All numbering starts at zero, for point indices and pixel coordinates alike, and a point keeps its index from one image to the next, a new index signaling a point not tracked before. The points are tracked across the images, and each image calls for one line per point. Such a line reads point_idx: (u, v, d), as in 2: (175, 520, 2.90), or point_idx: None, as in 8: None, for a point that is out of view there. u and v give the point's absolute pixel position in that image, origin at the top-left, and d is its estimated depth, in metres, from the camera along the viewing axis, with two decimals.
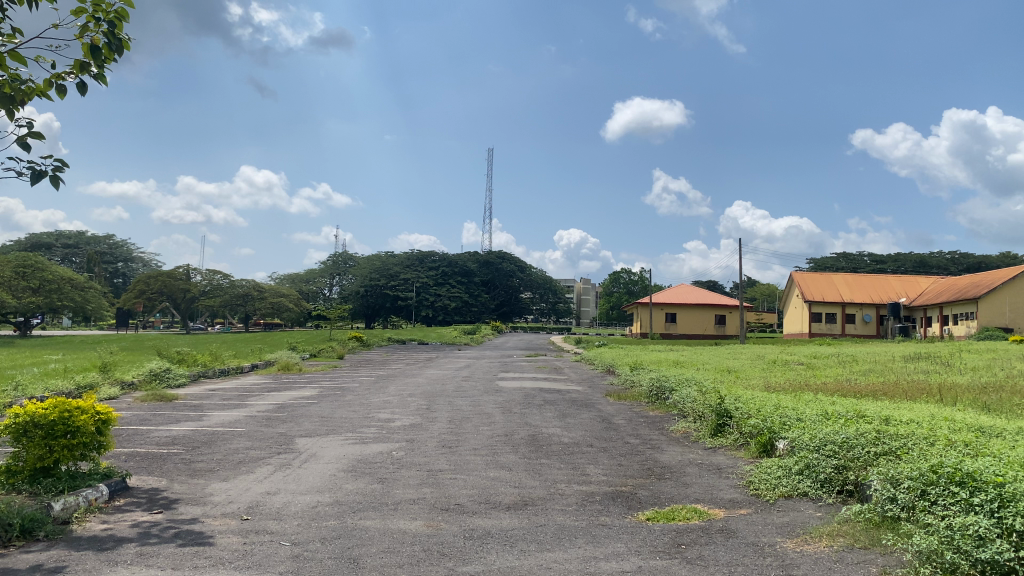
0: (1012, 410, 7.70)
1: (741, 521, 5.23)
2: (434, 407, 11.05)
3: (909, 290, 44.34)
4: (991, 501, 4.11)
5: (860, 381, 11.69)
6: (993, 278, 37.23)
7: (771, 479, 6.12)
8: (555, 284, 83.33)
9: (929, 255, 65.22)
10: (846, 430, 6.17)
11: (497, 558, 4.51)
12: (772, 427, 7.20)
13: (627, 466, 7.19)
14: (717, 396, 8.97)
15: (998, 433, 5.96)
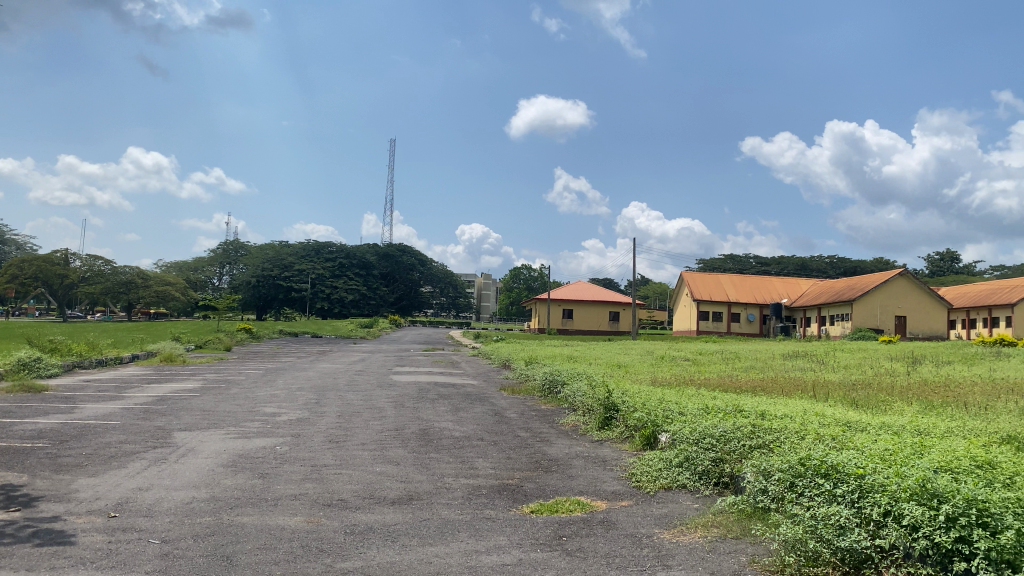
0: (878, 405, 8.17)
1: (622, 512, 5.33)
2: (323, 402, 10.83)
3: (791, 291, 46.56)
4: (852, 491, 4.35)
5: (741, 377, 12.18)
6: (866, 282, 39.50)
7: (652, 471, 6.28)
8: (454, 278, 83.36)
9: (810, 259, 68.65)
10: (724, 424, 6.39)
11: (377, 553, 4.44)
12: (656, 420, 7.39)
13: (515, 459, 7.22)
14: (606, 390, 9.15)
15: (863, 428, 6.31)
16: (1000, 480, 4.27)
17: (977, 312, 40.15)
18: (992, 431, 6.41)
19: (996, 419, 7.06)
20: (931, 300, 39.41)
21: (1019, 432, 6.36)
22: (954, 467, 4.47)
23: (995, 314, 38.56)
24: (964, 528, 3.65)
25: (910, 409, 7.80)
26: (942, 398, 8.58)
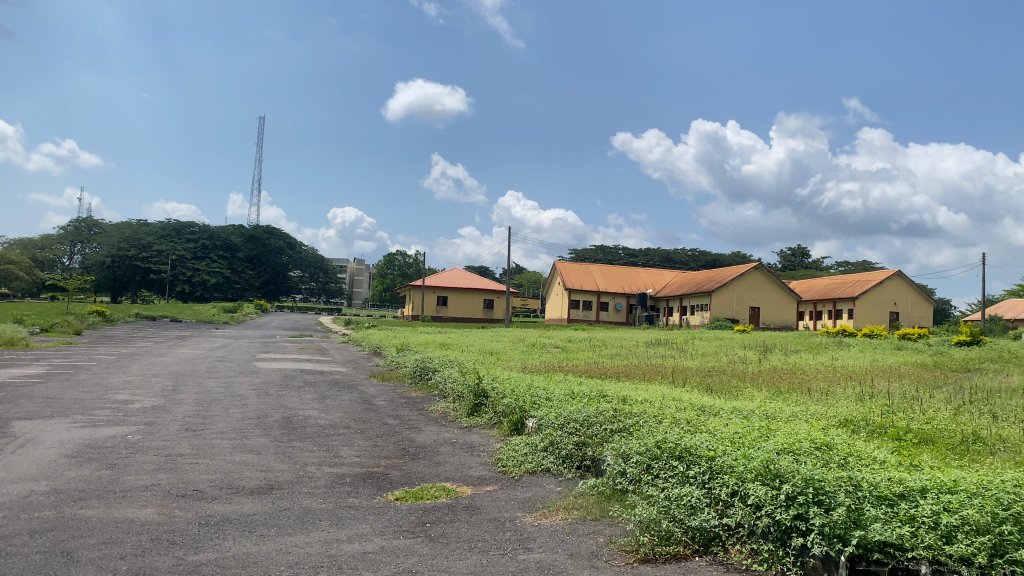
0: (731, 391, 8.63)
1: (486, 497, 5.38)
2: (180, 389, 10.35)
3: (655, 282, 48.33)
4: (703, 473, 4.57)
5: (606, 364, 12.53)
6: (724, 274, 41.44)
7: (518, 456, 6.37)
8: (325, 263, 81.62)
9: (674, 251, 71.43)
10: (587, 409, 6.58)
11: (233, 544, 4.29)
12: (524, 406, 7.50)
13: (382, 447, 7.15)
14: (476, 376, 9.21)
15: (716, 412, 6.64)
16: (835, 461, 4.60)
17: (823, 304, 42.96)
18: (832, 415, 6.91)
19: (836, 403, 7.60)
20: (783, 293, 42.11)
21: (855, 416, 6.87)
22: (796, 449, 4.77)
23: (839, 307, 41.33)
24: (802, 506, 3.90)
25: (760, 394, 8.27)
26: (788, 384, 9.14)
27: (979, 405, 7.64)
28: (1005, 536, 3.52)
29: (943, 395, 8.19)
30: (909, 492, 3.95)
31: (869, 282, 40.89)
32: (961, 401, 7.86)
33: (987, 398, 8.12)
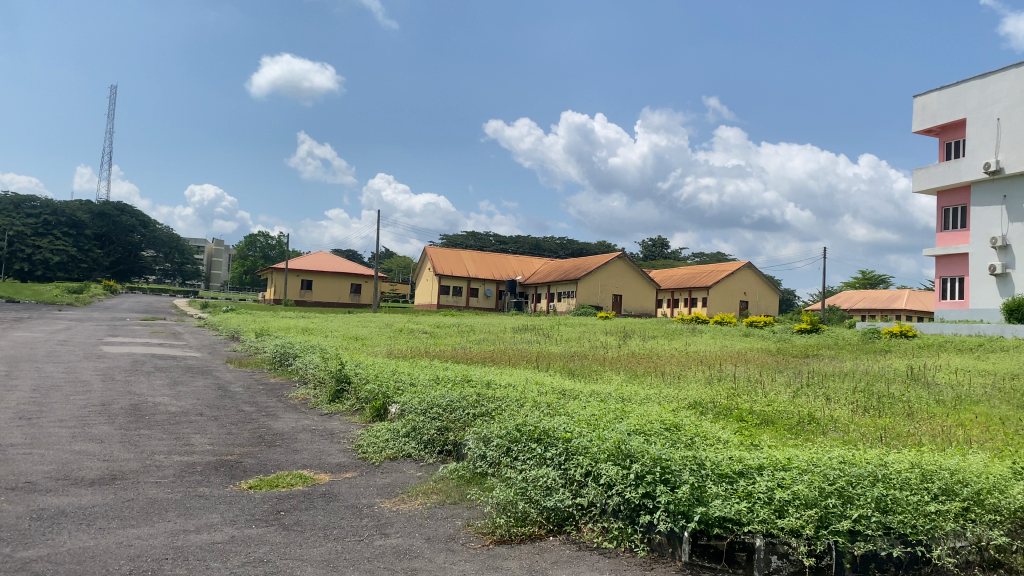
0: (591, 375, 8.89)
1: (344, 484, 5.31)
2: (14, 374, 9.61)
3: (524, 269, 49.05)
4: (559, 454, 4.69)
5: (472, 349, 12.60)
6: (589, 263, 42.53)
7: (379, 442, 6.31)
8: (182, 243, 77.80)
9: (543, 239, 72.64)
10: (450, 394, 6.61)
11: (68, 539, 4.04)
12: (386, 392, 7.43)
13: (237, 434, 6.92)
14: (338, 362, 9.05)
15: (576, 395, 6.82)
16: (683, 441, 4.83)
17: (680, 293, 44.89)
18: (683, 397, 7.26)
19: (687, 386, 8.00)
20: (643, 281, 43.71)
21: (704, 398, 7.23)
22: (646, 430, 4.97)
23: (695, 295, 43.31)
24: (650, 485, 4.08)
25: (618, 378, 8.57)
26: (645, 368, 9.51)
27: (814, 388, 8.24)
28: (829, 508, 3.82)
29: (784, 380, 8.75)
30: (746, 469, 4.20)
31: (722, 273, 43.07)
32: (799, 384, 8.45)
33: (821, 381, 8.75)
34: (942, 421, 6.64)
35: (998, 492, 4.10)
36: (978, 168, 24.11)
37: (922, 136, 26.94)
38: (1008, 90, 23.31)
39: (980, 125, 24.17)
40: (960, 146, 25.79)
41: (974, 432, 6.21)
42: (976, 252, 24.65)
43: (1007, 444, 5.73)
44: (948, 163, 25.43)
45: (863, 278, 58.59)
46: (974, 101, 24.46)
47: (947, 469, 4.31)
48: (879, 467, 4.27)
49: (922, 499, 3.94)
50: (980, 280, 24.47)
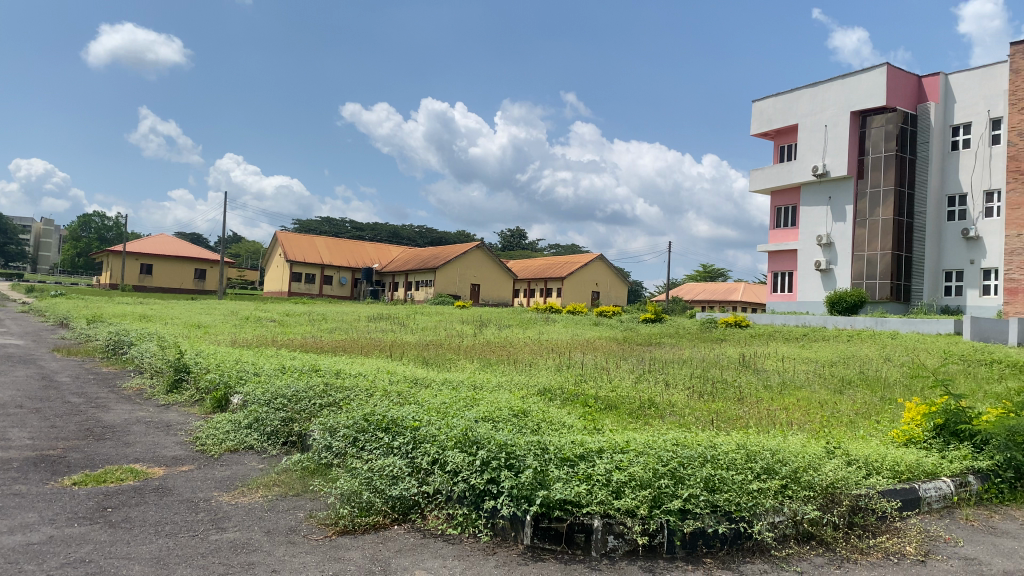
0: (444, 363, 8.92)
1: (180, 478, 5.07)
2: None
3: (381, 257, 48.50)
4: (406, 443, 4.66)
5: (323, 338, 12.34)
6: (447, 252, 42.57)
7: (219, 434, 6.06)
8: (4, 222, 71.44)
9: (400, 227, 71.99)
10: (297, 384, 6.45)
11: None
12: (229, 382, 7.14)
13: (61, 427, 6.44)
14: (178, 351, 8.61)
15: (427, 383, 6.83)
16: (530, 427, 4.92)
17: (535, 283, 45.73)
18: (533, 384, 7.42)
19: (538, 373, 8.18)
20: (499, 271, 44.25)
21: (554, 385, 7.40)
22: (494, 417, 5.03)
23: (549, 286, 44.23)
24: (495, 470, 4.13)
25: (470, 366, 8.64)
26: (498, 357, 9.64)
27: (655, 374, 8.64)
28: (662, 488, 4.01)
29: (629, 367, 9.14)
30: (587, 453, 4.34)
31: (576, 264, 44.26)
32: (641, 371, 8.81)
33: (661, 368, 9.17)
34: (768, 405, 7.13)
35: (812, 469, 4.45)
36: (808, 171, 25.94)
37: (760, 138, 28.66)
38: (835, 99, 25.22)
39: (811, 131, 26.02)
40: (793, 150, 27.64)
41: (796, 415, 6.71)
42: (805, 249, 26.51)
43: (824, 426, 6.22)
44: (782, 165, 27.20)
45: (705, 271, 61.82)
46: (806, 108, 26.30)
47: (769, 449, 4.63)
48: (709, 448, 4.53)
49: (746, 478, 4.21)
50: (807, 275, 26.37)
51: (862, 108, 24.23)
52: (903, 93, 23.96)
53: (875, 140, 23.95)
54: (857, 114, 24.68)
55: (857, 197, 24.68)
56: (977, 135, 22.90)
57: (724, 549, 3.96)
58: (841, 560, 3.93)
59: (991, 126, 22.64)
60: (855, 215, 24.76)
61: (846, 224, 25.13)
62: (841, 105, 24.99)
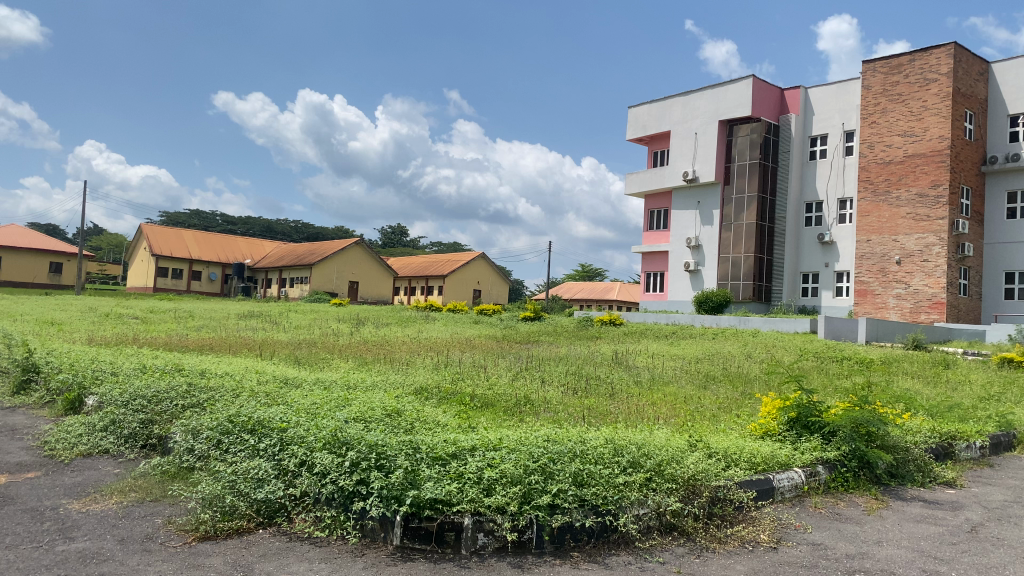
0: (318, 362, 8.73)
1: (24, 485, 4.73)
2: None
3: (254, 252, 46.96)
4: (274, 445, 4.53)
5: (189, 337, 11.83)
6: (325, 248, 41.68)
7: (70, 437, 5.69)
8: None
9: (276, 222, 69.85)
10: (158, 384, 6.18)
11: None
12: (82, 383, 6.71)
13: None
14: (26, 350, 8.04)
15: (298, 383, 6.67)
16: (403, 426, 4.88)
17: (416, 281, 45.43)
18: (408, 383, 7.37)
19: (414, 372, 8.13)
20: (377, 269, 43.70)
21: (430, 384, 7.37)
22: (366, 416, 4.95)
23: (430, 284, 44.04)
24: (364, 471, 4.07)
25: (345, 365, 8.51)
26: (374, 355, 9.53)
27: (532, 372, 8.75)
28: (532, 484, 4.07)
29: (506, 364, 9.22)
30: (459, 451, 4.35)
31: (457, 262, 44.27)
32: (518, 369, 8.91)
33: (537, 365, 9.30)
34: (638, 400, 7.36)
35: (675, 463, 4.62)
36: (679, 176, 26.94)
37: (635, 143, 29.53)
38: (705, 108, 26.33)
39: (682, 137, 27.06)
40: (665, 155, 28.64)
41: (665, 410, 6.97)
42: (676, 251, 27.53)
43: (689, 420, 6.48)
44: (655, 170, 28.14)
45: (584, 271, 63.12)
46: (678, 116, 27.32)
47: (636, 443, 4.77)
48: (577, 444, 4.63)
49: (613, 472, 4.32)
50: (678, 275, 27.39)
51: (730, 117, 25.39)
52: (767, 105, 25.26)
53: (741, 148, 25.11)
54: (724, 123, 25.84)
55: (724, 203, 25.81)
56: (833, 146, 24.49)
57: (590, 542, 4.05)
58: (700, 549, 4.10)
59: (844, 138, 24.20)
60: (722, 219, 25.90)
61: (714, 227, 26.25)
62: (710, 114, 26.11)
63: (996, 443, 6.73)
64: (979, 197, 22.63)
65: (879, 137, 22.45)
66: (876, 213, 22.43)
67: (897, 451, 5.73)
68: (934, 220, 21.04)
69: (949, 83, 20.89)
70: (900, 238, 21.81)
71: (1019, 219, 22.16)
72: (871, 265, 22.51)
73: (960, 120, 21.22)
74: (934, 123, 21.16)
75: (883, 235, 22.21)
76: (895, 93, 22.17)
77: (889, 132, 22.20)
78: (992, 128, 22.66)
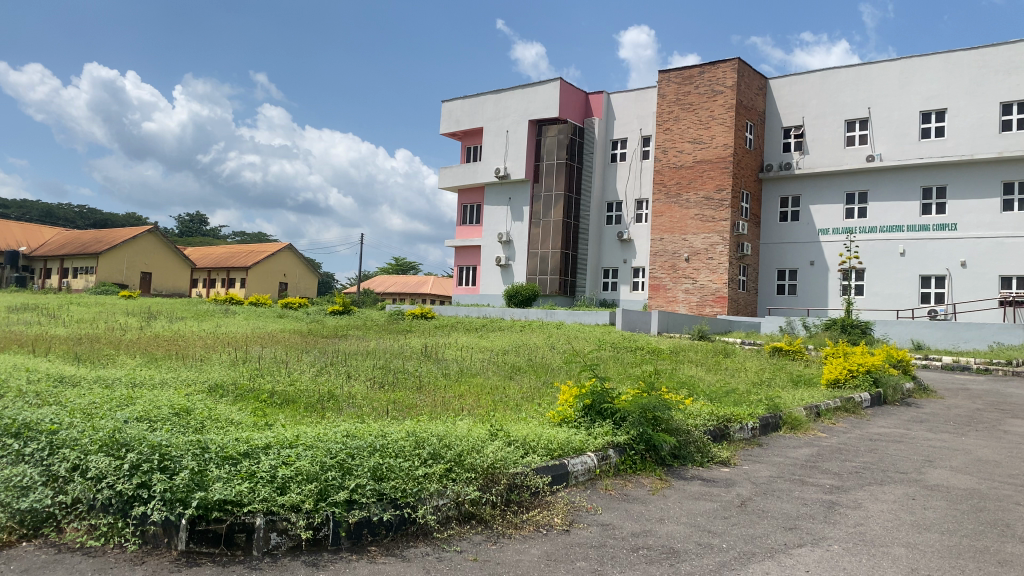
0: (101, 359, 8.12)
1: None
2: None
3: (31, 240, 42.71)
4: (42, 449, 4.17)
5: None
6: (114, 235, 38.66)
7: None
8: None
9: (56, 207, 63.84)
10: None
11: None
12: None
13: None
14: None
15: (76, 382, 6.15)
16: (193, 426, 4.64)
17: (217, 273, 43.19)
18: (202, 380, 7.01)
19: (209, 368, 7.76)
20: (174, 259, 41.22)
21: (227, 381, 7.07)
22: (151, 416, 4.67)
23: (232, 276, 42.11)
24: (146, 474, 3.84)
25: (133, 361, 7.98)
26: (165, 351, 9.01)
27: (337, 367, 8.59)
28: (329, 481, 4.01)
29: (309, 359, 9.02)
30: (251, 450, 4.21)
31: (261, 253, 42.62)
32: (323, 363, 8.75)
33: (341, 360, 9.17)
34: (443, 392, 7.44)
35: (475, 452, 4.71)
36: (490, 172, 27.47)
37: (447, 138, 29.75)
38: (514, 107, 27.00)
39: (494, 135, 27.61)
40: (478, 151, 29.07)
41: (469, 401, 7.10)
42: (486, 246, 28.04)
43: (492, 410, 6.65)
44: (468, 165, 28.49)
45: (396, 265, 62.83)
46: (489, 113, 27.82)
47: (436, 435, 4.82)
48: (378, 438, 4.61)
49: (412, 464, 4.35)
50: (489, 270, 27.91)
51: (538, 117, 26.21)
52: (572, 107, 26.31)
53: (548, 148, 25.98)
54: (533, 123, 26.61)
55: (532, 200, 26.59)
56: (632, 150, 25.94)
57: (388, 536, 4.02)
58: (497, 536, 4.21)
59: (642, 142, 25.71)
60: (530, 216, 26.65)
61: (522, 223, 27.00)
62: (520, 114, 26.80)
63: (764, 424, 7.42)
64: (757, 201, 24.81)
65: (672, 143, 24.01)
66: (668, 214, 24.00)
67: (679, 434, 6.18)
68: (719, 221, 22.79)
69: (733, 96, 22.72)
70: (689, 237, 23.46)
71: (790, 222, 24.51)
72: (664, 262, 24.04)
73: (741, 131, 23.14)
74: (720, 132, 22.92)
75: (675, 234, 23.78)
76: (687, 102, 23.79)
77: (681, 138, 23.80)
78: (768, 138, 24.91)
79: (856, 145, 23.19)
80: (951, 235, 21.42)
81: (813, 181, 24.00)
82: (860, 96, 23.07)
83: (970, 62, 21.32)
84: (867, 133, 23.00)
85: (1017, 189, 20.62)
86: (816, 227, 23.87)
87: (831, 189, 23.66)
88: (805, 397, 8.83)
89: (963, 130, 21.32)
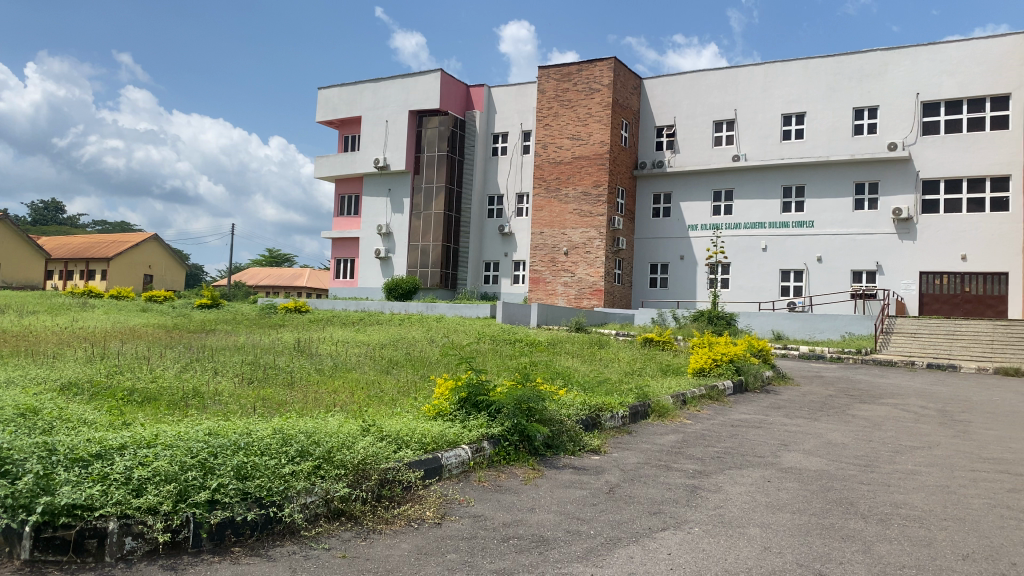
0: None
1: None
2: None
3: None
4: None
5: None
6: None
7: None
8: None
9: None
10: None
11: None
12: None
13: None
14: None
15: None
16: (40, 427, 4.35)
17: (75, 265, 40.63)
18: (53, 379, 6.58)
19: (63, 366, 7.30)
20: (26, 249, 38.51)
21: (82, 379, 6.66)
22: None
23: (91, 267, 39.74)
24: None
25: None
26: (10, 347, 8.38)
27: (203, 363, 8.27)
28: (189, 481, 3.87)
29: (173, 355, 8.63)
30: (104, 452, 4.01)
31: (124, 244, 40.43)
32: (188, 360, 8.39)
33: (208, 356, 8.81)
34: (315, 388, 7.28)
35: (344, 449, 4.65)
36: (370, 163, 27.08)
37: (324, 126, 29.09)
38: (394, 97, 26.73)
39: (372, 124, 27.23)
40: (356, 141, 28.60)
41: (342, 396, 6.98)
42: (366, 237, 27.62)
43: (365, 405, 6.57)
44: (346, 155, 27.97)
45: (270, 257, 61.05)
46: (368, 103, 27.41)
47: (305, 432, 4.73)
48: (243, 437, 4.49)
49: (279, 463, 4.26)
50: (368, 262, 27.52)
51: (419, 108, 26.04)
52: (453, 99, 26.29)
53: (429, 139, 25.87)
54: (414, 114, 26.43)
55: (413, 192, 26.41)
56: (512, 144, 26.19)
57: (253, 535, 3.91)
58: (367, 532, 4.16)
59: (522, 137, 26.00)
60: (411, 208, 26.46)
61: (403, 215, 26.77)
62: (400, 104, 26.56)
63: (633, 412, 7.66)
64: (631, 196, 25.55)
65: (551, 139, 24.38)
66: (548, 208, 24.37)
67: (552, 424, 6.31)
68: (596, 216, 23.34)
69: (610, 94, 23.30)
70: (567, 231, 23.90)
71: (663, 218, 25.37)
72: (543, 255, 24.40)
73: (617, 128, 23.78)
74: (597, 129, 23.47)
75: (554, 228, 24.17)
76: (565, 99, 24.22)
77: (560, 134, 24.20)
78: (642, 136, 25.69)
79: (723, 145, 24.25)
80: (809, 232, 22.73)
81: (684, 179, 24.93)
82: (727, 99, 24.16)
83: (826, 69, 22.71)
84: (733, 134, 24.11)
85: (867, 189, 22.10)
86: (686, 222, 24.80)
87: (701, 186, 24.64)
88: (672, 386, 9.18)
89: (820, 133, 22.70)
